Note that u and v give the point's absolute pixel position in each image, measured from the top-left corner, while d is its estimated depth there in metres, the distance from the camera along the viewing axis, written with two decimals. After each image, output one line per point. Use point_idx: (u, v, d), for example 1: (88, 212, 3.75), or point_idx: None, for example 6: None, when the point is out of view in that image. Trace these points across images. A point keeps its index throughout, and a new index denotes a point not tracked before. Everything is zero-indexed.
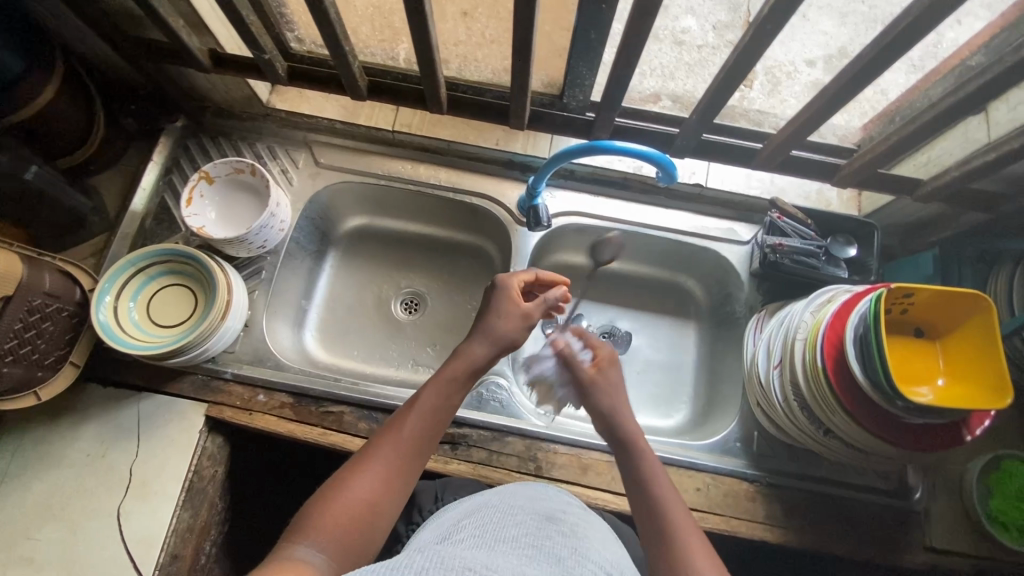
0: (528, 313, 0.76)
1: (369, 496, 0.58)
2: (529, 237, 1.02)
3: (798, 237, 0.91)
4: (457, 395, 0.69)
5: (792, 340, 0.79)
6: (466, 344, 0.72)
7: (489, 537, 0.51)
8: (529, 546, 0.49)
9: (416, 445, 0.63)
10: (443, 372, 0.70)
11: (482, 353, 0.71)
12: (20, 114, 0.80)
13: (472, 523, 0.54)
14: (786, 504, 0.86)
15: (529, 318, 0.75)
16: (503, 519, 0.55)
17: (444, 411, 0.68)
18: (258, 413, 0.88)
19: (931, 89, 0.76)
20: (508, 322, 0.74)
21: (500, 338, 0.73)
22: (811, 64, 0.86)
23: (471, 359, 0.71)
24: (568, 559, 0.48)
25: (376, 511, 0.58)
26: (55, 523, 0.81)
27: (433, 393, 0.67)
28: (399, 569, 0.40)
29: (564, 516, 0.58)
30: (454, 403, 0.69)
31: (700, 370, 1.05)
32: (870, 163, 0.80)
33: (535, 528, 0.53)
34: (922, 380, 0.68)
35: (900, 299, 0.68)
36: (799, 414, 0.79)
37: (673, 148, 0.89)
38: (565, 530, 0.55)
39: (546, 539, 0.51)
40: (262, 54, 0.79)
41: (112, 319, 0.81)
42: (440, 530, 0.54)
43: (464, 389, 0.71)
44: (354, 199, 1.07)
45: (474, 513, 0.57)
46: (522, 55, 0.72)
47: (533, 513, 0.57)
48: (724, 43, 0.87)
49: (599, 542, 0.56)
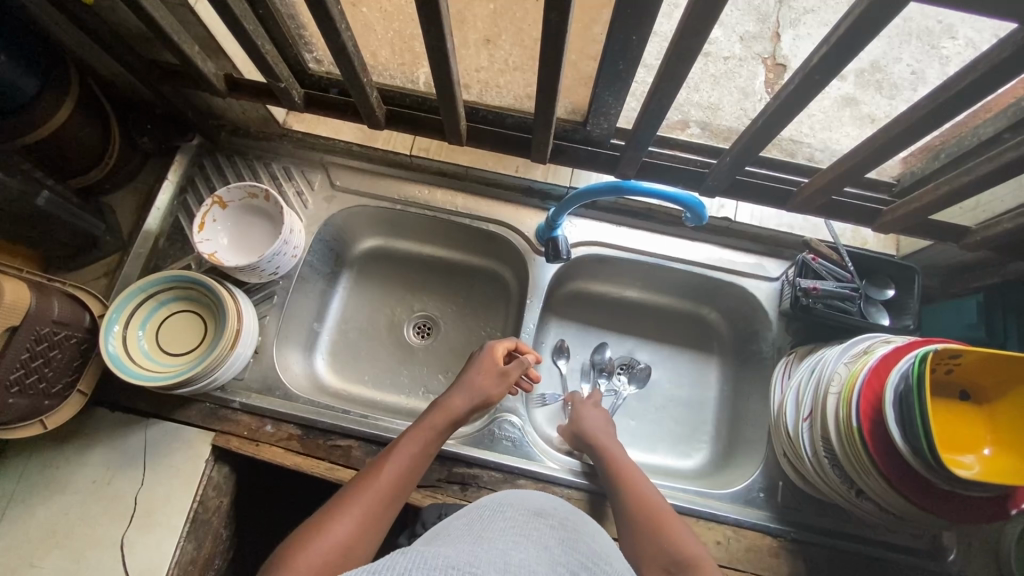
0: (505, 373, 0.81)
1: (346, 537, 0.58)
2: (547, 268, 0.98)
3: (833, 279, 0.86)
4: (432, 445, 0.73)
5: (824, 393, 0.75)
6: (445, 400, 0.77)
7: (476, 530, 0.49)
8: (517, 537, 0.48)
9: (392, 491, 0.65)
10: (422, 423, 0.74)
11: (459, 408, 0.76)
12: (35, 134, 0.79)
13: (461, 520, 0.53)
14: (810, 562, 0.81)
15: (509, 378, 0.82)
16: (493, 514, 0.53)
17: (420, 461, 0.70)
18: (265, 444, 0.86)
19: (981, 127, 0.70)
20: (487, 380, 0.80)
21: (478, 393, 0.78)
22: (840, 78, 0.86)
23: (449, 415, 0.75)
24: (556, 549, 0.47)
25: (351, 555, 0.57)
26: (58, 551, 0.79)
27: (412, 442, 0.71)
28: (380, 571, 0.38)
29: (555, 510, 0.57)
30: (428, 456, 0.72)
31: (722, 408, 1.01)
32: (915, 210, 0.75)
33: (524, 521, 0.52)
34: (967, 448, 0.63)
35: (946, 359, 0.64)
36: (830, 471, 0.75)
37: (701, 187, 0.85)
38: (555, 523, 0.53)
39: (536, 531, 0.50)
40: (278, 82, 0.76)
41: (122, 349, 0.80)
42: (430, 530, 0.53)
43: (440, 440, 0.74)
44: (369, 221, 1.05)
45: (461, 513, 0.55)
46: (547, 87, 0.68)
47: (523, 508, 0.55)
48: (752, 54, 0.89)
49: (591, 535, 0.54)
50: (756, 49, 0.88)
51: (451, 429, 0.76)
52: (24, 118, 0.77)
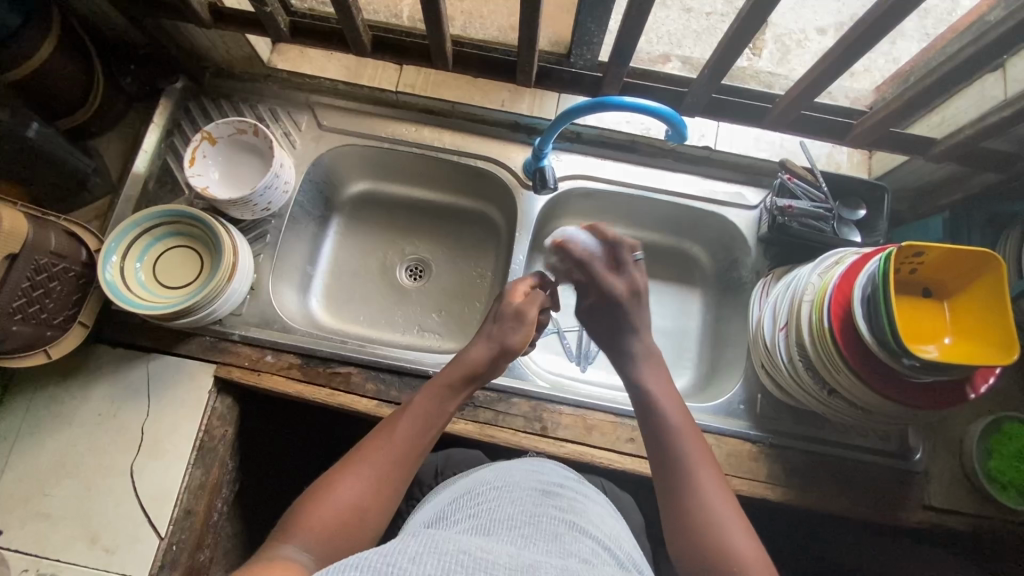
0: (523, 311, 0.76)
1: (358, 498, 0.57)
2: (535, 201, 1.01)
3: (808, 199, 0.90)
4: (451, 400, 0.69)
5: (799, 301, 0.79)
6: (462, 354, 0.73)
7: (485, 518, 0.51)
8: (526, 523, 0.49)
9: (409, 448, 0.62)
10: (438, 378, 0.70)
11: (478, 361, 0.72)
12: (19, 70, 0.79)
13: (468, 506, 0.54)
14: (787, 464, 0.87)
15: (528, 319, 0.76)
16: (499, 495, 0.55)
17: (437, 419, 0.66)
18: (266, 373, 0.89)
19: (948, 46, 0.75)
20: (506, 330, 0.75)
21: (498, 347, 0.74)
22: (822, 32, 0.84)
23: (468, 370, 0.71)
24: (564, 535, 0.49)
25: (365, 514, 0.57)
26: (70, 480, 0.82)
27: (427, 399, 0.67)
28: (392, 555, 0.40)
29: (561, 490, 0.58)
30: (449, 413, 0.69)
31: (705, 335, 1.06)
32: (884, 120, 0.79)
33: (532, 504, 0.53)
34: (930, 338, 0.68)
35: (910, 258, 0.68)
36: (804, 375, 0.80)
37: (682, 107, 0.87)
38: (562, 505, 0.55)
39: (544, 515, 0.51)
40: (263, 7, 0.77)
41: (119, 277, 0.82)
42: (436, 513, 0.55)
43: (458, 396, 0.71)
44: (358, 163, 1.06)
45: (470, 489, 0.58)
46: (531, 7, 0.70)
47: (531, 487, 0.57)
48: (733, 10, 0.86)
49: (597, 516, 0.56)
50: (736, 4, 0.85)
51: (470, 384, 0.72)
52: (7, 53, 0.77)
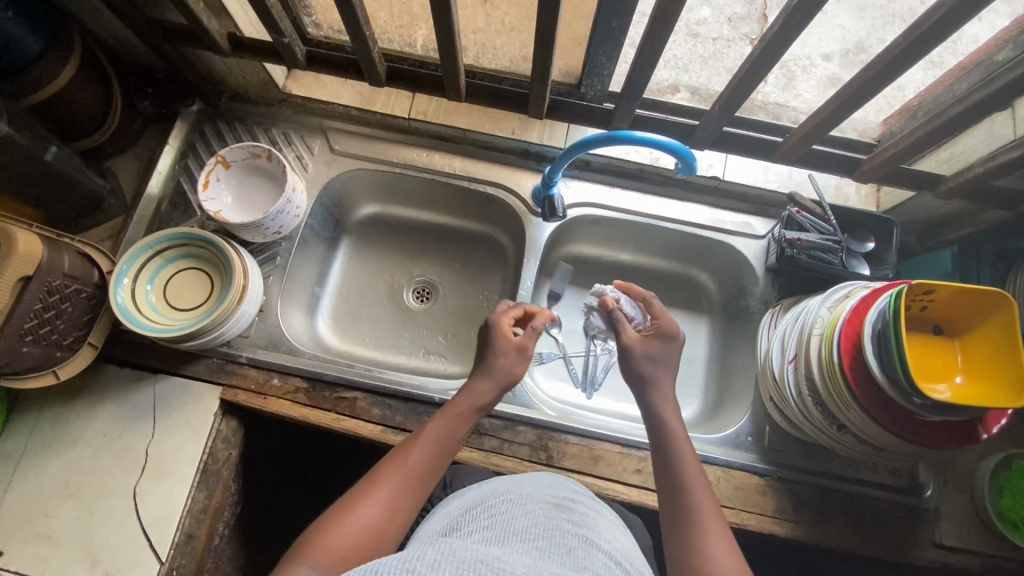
0: (524, 347, 0.78)
1: (373, 521, 0.56)
2: (544, 227, 1.01)
3: (817, 232, 0.90)
4: (462, 428, 0.70)
5: (807, 336, 0.79)
6: (470, 384, 0.73)
7: (499, 530, 0.50)
8: (540, 536, 0.49)
9: (422, 473, 0.62)
10: (449, 406, 0.70)
11: (486, 392, 0.73)
12: (40, 93, 0.80)
13: (482, 517, 0.54)
14: (796, 498, 0.86)
15: (527, 352, 0.78)
16: (513, 507, 0.54)
17: (449, 445, 0.67)
18: (273, 397, 0.89)
19: (955, 84, 0.76)
20: (509, 361, 0.75)
21: (503, 376, 0.74)
22: (827, 58, 0.89)
23: (478, 399, 0.72)
24: (578, 549, 0.48)
25: (380, 538, 0.56)
26: (72, 502, 0.82)
27: (438, 425, 0.67)
28: (412, 562, 0.40)
29: (574, 504, 0.57)
30: (457, 441, 0.68)
31: (712, 364, 1.05)
32: (893, 156, 0.79)
33: (546, 517, 0.52)
34: (940, 377, 0.68)
35: (921, 295, 0.68)
36: (812, 409, 0.79)
37: (692, 140, 0.88)
38: (575, 519, 0.54)
39: (556, 528, 0.51)
40: (282, 38, 0.79)
41: (129, 299, 0.82)
42: (449, 522, 0.55)
43: (468, 424, 0.71)
44: (368, 186, 1.07)
45: (484, 499, 0.57)
46: (544, 41, 0.71)
47: (545, 500, 0.56)
48: (739, 36, 0.90)
49: (609, 532, 0.55)
50: (743, 30, 0.89)
51: (480, 413, 0.72)
52: (28, 77, 0.78)
